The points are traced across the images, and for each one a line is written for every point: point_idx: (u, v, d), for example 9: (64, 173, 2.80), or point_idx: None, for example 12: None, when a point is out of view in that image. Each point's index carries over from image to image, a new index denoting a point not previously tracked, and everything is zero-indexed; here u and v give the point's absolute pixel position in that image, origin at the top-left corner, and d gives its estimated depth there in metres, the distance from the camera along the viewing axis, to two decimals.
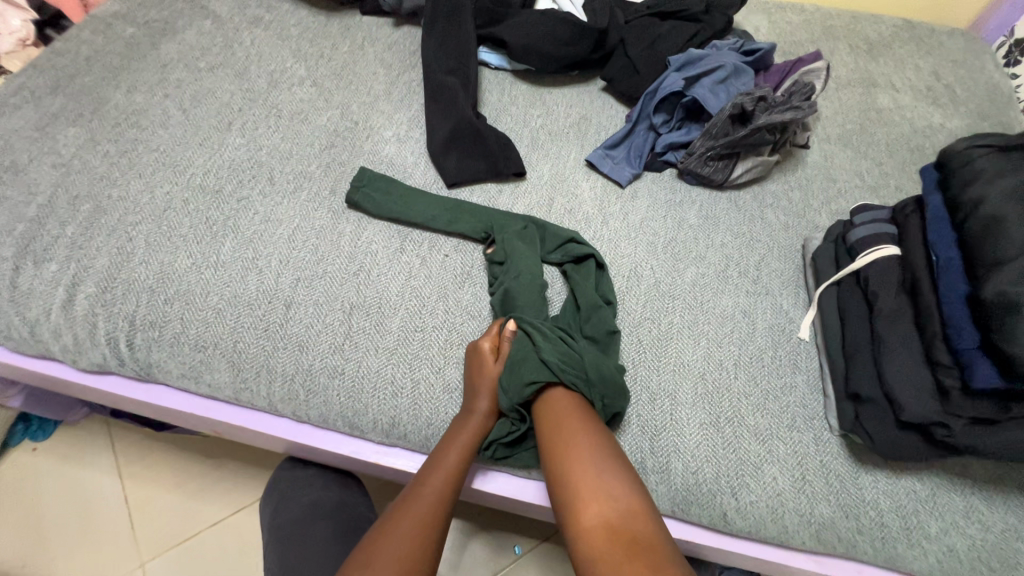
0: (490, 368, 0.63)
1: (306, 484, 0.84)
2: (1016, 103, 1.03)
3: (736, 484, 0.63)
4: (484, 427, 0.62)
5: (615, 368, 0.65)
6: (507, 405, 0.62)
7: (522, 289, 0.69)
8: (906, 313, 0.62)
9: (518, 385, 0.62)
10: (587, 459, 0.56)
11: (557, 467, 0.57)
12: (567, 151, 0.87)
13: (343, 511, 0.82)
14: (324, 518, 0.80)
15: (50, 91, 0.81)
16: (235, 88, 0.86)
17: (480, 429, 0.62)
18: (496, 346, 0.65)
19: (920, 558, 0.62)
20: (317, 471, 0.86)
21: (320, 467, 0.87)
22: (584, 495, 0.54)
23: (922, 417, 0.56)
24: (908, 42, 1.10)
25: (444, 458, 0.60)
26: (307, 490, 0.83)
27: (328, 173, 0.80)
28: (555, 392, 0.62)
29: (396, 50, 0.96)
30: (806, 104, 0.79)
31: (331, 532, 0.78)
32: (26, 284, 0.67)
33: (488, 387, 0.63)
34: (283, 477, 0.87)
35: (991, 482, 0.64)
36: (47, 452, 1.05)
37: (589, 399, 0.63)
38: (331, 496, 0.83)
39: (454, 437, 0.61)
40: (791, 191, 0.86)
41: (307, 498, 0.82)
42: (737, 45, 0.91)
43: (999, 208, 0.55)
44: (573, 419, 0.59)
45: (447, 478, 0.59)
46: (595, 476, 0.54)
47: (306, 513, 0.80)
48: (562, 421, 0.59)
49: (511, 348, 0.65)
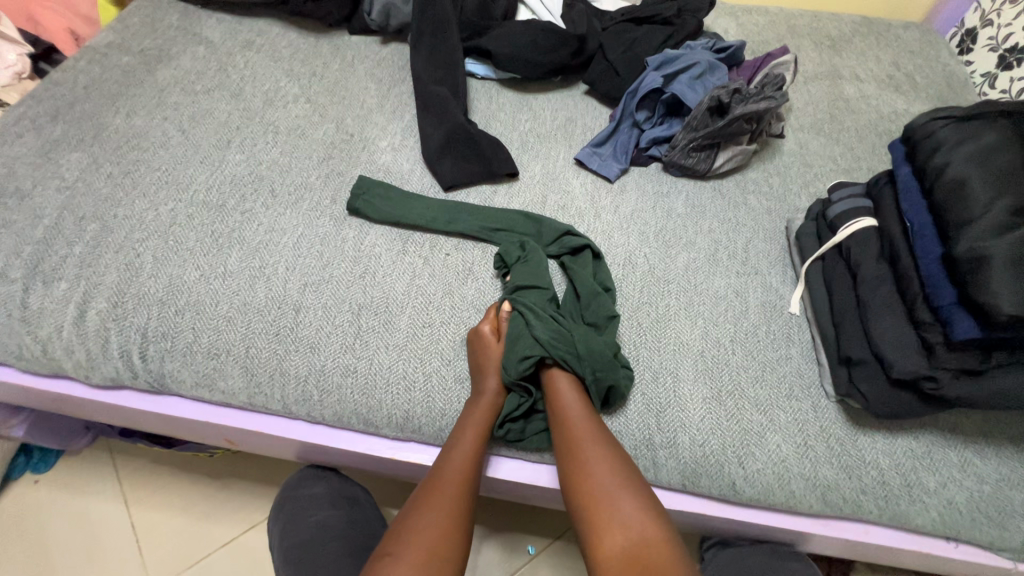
0: (494, 347, 0.66)
1: (314, 503, 0.84)
2: (972, 87, 1.09)
3: (742, 453, 0.65)
4: (496, 406, 0.65)
5: (607, 346, 0.67)
6: (506, 381, 0.65)
7: (522, 276, 0.72)
8: (887, 278, 0.65)
9: (513, 360, 0.65)
10: (600, 459, 0.60)
11: (571, 466, 0.61)
12: (556, 152, 0.90)
13: (354, 531, 0.81)
14: (336, 539, 0.79)
15: (50, 119, 0.83)
16: (232, 108, 0.89)
17: (491, 410, 0.64)
18: (495, 328, 0.69)
19: (922, 513, 0.64)
20: (324, 488, 0.86)
21: (326, 484, 0.86)
22: (599, 496, 0.58)
23: (911, 372, 0.59)
24: (867, 36, 1.17)
25: (462, 442, 0.62)
26: (316, 510, 0.83)
27: (328, 183, 0.82)
28: (563, 386, 0.66)
29: (385, 66, 0.99)
30: (778, 93, 0.85)
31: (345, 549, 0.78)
32: (37, 303, 0.68)
33: (495, 366, 0.65)
34: (288, 496, 0.86)
35: (982, 436, 0.67)
36: (50, 482, 1.03)
37: (580, 373, 0.66)
38: (340, 515, 0.83)
39: (469, 421, 0.63)
40: (770, 177, 0.90)
41: (315, 518, 0.82)
42: (709, 44, 0.96)
43: (962, 172, 0.60)
44: (576, 409, 0.64)
45: (466, 464, 0.61)
46: (609, 478, 0.59)
47: (317, 534, 0.80)
48: (572, 416, 0.63)
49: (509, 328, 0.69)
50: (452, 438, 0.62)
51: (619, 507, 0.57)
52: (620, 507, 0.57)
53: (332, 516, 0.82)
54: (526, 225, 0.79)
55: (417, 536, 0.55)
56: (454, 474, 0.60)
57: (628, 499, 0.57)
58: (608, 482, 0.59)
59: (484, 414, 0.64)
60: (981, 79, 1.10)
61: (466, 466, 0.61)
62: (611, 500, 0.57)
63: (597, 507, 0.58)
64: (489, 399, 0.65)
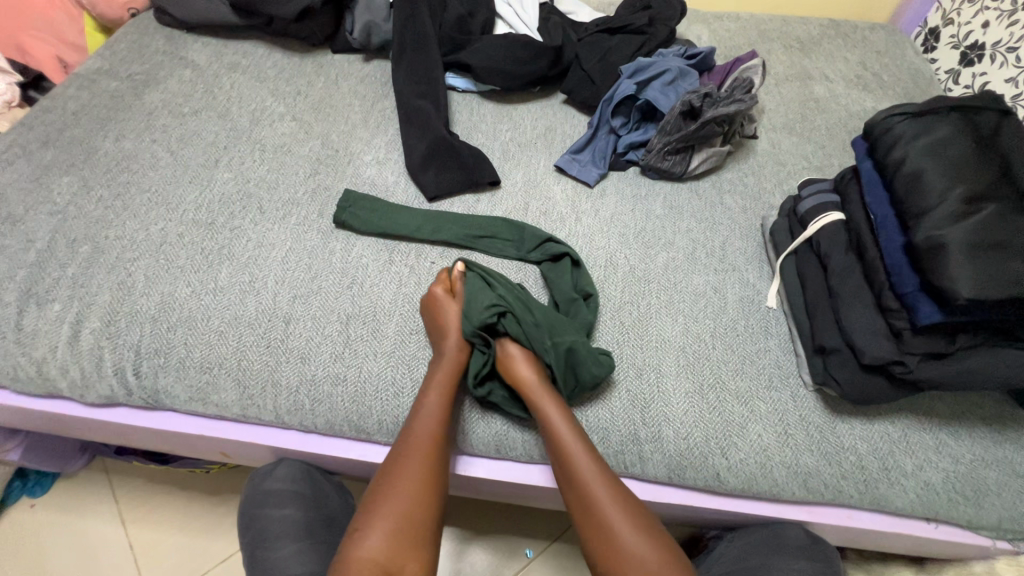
0: (451, 304, 0.70)
1: (285, 530, 0.72)
2: (937, 83, 1.13)
3: (725, 444, 0.67)
4: (460, 359, 0.68)
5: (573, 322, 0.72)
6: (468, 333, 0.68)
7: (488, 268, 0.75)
8: (855, 268, 0.68)
9: (475, 314, 0.69)
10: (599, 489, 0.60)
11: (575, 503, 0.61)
12: (537, 159, 0.93)
13: (330, 537, 0.74)
14: (307, 544, 0.71)
15: (41, 146, 0.85)
16: (219, 129, 0.91)
17: (457, 363, 0.68)
18: (451, 287, 0.73)
19: (901, 495, 0.66)
20: (297, 511, 0.74)
21: (299, 506, 0.74)
22: (601, 527, 0.59)
23: (881, 358, 0.61)
24: (835, 38, 1.21)
25: (425, 415, 0.64)
26: (288, 538, 0.71)
27: (315, 197, 0.84)
28: (549, 406, 0.64)
29: (368, 82, 1.02)
30: (747, 96, 0.88)
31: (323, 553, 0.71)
32: (31, 325, 0.70)
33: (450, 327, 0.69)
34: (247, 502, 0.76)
35: (955, 417, 0.70)
36: (46, 506, 1.04)
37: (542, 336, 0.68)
38: (318, 545, 0.72)
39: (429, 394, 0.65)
40: (745, 176, 0.93)
41: (282, 526, 0.72)
42: (680, 51, 1.00)
43: (918, 165, 0.63)
44: (572, 448, 0.62)
45: (429, 439, 0.62)
46: (610, 510, 0.60)
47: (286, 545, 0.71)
48: (569, 456, 0.62)
49: (463, 286, 0.73)
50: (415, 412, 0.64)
51: (624, 543, 0.58)
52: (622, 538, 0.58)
53: (306, 548, 0.71)
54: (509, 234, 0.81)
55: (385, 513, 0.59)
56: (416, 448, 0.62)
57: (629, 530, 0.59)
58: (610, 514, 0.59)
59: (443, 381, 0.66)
60: (945, 75, 1.14)
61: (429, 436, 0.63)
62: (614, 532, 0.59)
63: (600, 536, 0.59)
64: (449, 359, 0.67)
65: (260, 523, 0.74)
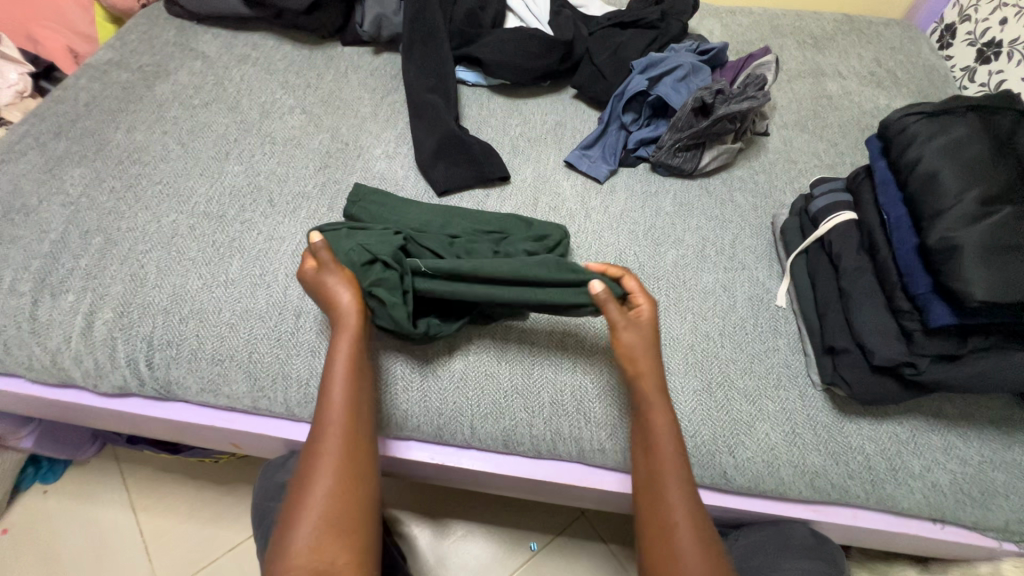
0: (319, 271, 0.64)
1: None
2: (952, 80, 1.12)
3: (732, 442, 0.67)
4: (353, 322, 0.62)
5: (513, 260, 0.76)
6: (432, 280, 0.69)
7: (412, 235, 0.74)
8: (867, 268, 0.68)
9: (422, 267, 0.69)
10: (677, 510, 0.56)
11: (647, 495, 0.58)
12: (547, 155, 0.93)
13: None
14: None
15: (53, 136, 0.86)
16: (229, 121, 0.92)
17: (350, 326, 0.62)
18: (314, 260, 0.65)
19: (908, 496, 0.66)
20: None
21: None
22: (668, 552, 0.54)
23: (892, 359, 0.61)
24: (849, 34, 1.20)
25: (337, 381, 0.59)
26: None
27: (325, 191, 0.85)
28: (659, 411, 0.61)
29: (378, 75, 1.02)
30: (760, 93, 0.87)
31: None
32: (46, 316, 0.71)
33: (337, 287, 0.63)
34: (259, 495, 0.77)
35: (965, 419, 0.69)
36: (58, 492, 1.05)
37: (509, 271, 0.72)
38: None
39: (338, 357, 0.60)
40: (756, 174, 0.92)
41: None
42: (693, 47, 0.99)
43: (933, 165, 0.62)
44: (665, 439, 0.59)
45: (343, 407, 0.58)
46: (682, 533, 0.54)
47: None
48: (660, 443, 0.59)
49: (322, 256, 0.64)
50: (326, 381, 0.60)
51: (681, 551, 0.54)
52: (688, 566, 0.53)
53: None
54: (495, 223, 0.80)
55: (316, 494, 0.54)
56: (335, 421, 0.57)
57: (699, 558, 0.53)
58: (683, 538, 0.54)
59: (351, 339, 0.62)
60: (960, 73, 1.12)
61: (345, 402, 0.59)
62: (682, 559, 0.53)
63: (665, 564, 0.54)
64: (349, 315, 0.62)
65: (269, 517, 0.74)
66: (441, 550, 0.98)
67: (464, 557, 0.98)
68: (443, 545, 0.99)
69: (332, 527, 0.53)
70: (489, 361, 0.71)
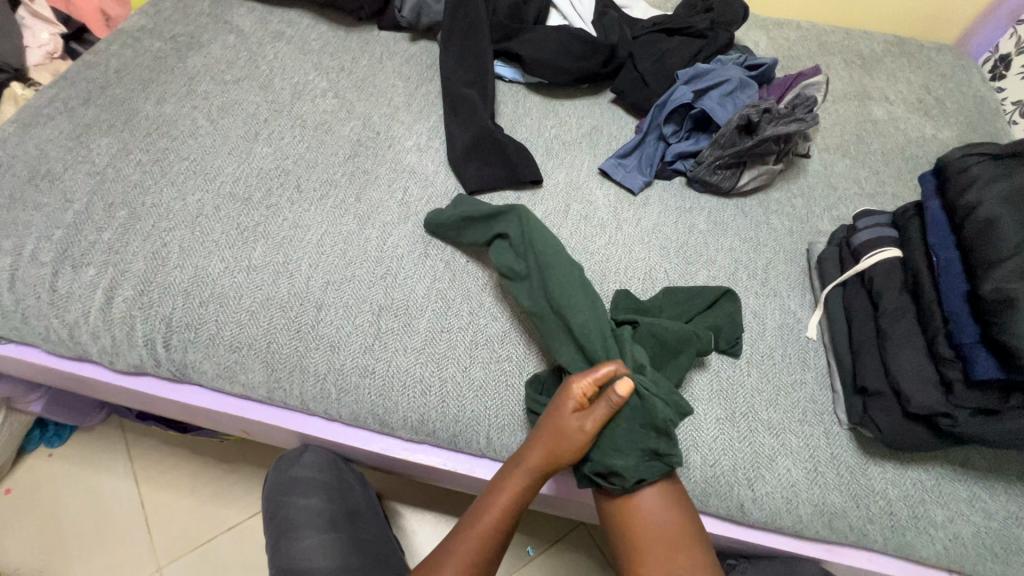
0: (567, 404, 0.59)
1: (310, 520, 0.73)
2: (1003, 114, 1.08)
3: (753, 476, 0.66)
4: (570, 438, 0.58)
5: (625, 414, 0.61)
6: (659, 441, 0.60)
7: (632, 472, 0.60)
8: (909, 311, 0.66)
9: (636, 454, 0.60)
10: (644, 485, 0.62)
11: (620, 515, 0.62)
12: (581, 160, 0.90)
13: (352, 529, 0.76)
14: (329, 533, 0.73)
15: (83, 103, 0.84)
16: (260, 100, 0.90)
17: (566, 436, 0.58)
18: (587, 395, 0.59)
19: (928, 545, 0.65)
20: (322, 502, 0.74)
21: (324, 497, 0.74)
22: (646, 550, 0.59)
23: (929, 408, 0.59)
24: (899, 57, 1.16)
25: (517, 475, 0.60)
26: (313, 529, 0.73)
27: (353, 181, 0.83)
28: (567, 416, 0.59)
29: (414, 64, 0.99)
30: (809, 116, 0.83)
31: (342, 545, 0.73)
32: (65, 287, 0.70)
33: (591, 423, 0.58)
34: (271, 480, 0.77)
35: (992, 471, 0.67)
36: (64, 458, 1.05)
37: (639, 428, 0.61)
38: (339, 539, 0.73)
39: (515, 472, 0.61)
40: (794, 197, 0.90)
41: (306, 510, 0.74)
42: (741, 60, 0.96)
43: (993, 212, 0.60)
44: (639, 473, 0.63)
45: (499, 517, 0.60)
46: (652, 513, 0.60)
47: (310, 530, 0.72)
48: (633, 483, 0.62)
49: (602, 407, 0.58)
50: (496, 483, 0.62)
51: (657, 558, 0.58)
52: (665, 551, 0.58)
53: (332, 542, 0.73)
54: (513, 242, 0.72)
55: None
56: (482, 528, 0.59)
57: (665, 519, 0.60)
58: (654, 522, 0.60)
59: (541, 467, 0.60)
60: (1011, 107, 1.09)
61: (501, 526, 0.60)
62: (645, 535, 0.59)
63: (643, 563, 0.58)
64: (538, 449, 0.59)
65: (284, 509, 0.74)
66: None
67: None
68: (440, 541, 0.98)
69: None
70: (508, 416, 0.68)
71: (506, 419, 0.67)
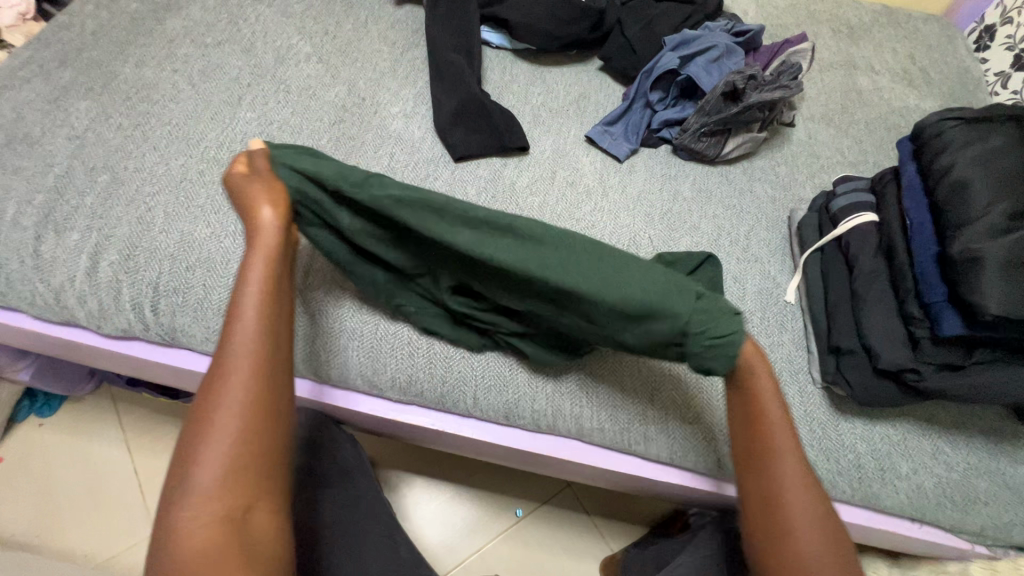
0: (241, 182, 0.59)
1: (303, 477, 0.75)
2: (985, 85, 1.09)
3: (729, 432, 0.68)
4: (281, 208, 0.58)
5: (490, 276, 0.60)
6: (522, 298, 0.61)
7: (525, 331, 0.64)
8: (882, 273, 0.68)
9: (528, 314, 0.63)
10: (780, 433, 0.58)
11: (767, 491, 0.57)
12: (568, 128, 0.90)
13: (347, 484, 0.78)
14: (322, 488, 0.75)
15: (58, 65, 0.82)
16: (242, 64, 0.88)
17: (280, 210, 0.58)
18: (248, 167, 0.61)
19: (892, 495, 0.68)
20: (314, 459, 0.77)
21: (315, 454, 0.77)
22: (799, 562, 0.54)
23: (897, 364, 0.62)
24: (886, 27, 1.16)
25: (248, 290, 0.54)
26: (305, 485, 0.75)
27: (338, 147, 0.82)
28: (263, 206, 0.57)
29: (399, 28, 0.98)
30: (793, 83, 0.84)
31: (335, 501, 0.75)
32: (49, 252, 0.69)
33: (256, 179, 0.59)
34: None
35: (955, 426, 0.71)
36: (54, 426, 1.06)
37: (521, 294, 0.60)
38: (334, 494, 0.75)
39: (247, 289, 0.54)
40: (777, 165, 0.91)
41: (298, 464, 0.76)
42: (728, 27, 0.96)
43: (964, 174, 0.62)
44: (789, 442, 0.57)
45: (252, 344, 0.52)
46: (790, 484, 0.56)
47: (304, 485, 0.75)
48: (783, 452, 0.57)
49: (260, 166, 0.61)
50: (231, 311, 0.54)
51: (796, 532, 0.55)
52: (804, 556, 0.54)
53: (320, 494, 0.74)
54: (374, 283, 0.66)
55: (185, 496, 0.47)
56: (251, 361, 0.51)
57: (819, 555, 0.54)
58: (795, 497, 0.55)
59: (266, 269, 0.56)
60: (994, 78, 1.10)
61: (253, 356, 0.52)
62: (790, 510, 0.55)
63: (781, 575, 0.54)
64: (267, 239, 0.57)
65: None
66: (433, 510, 1.02)
67: (450, 515, 1.02)
68: (431, 504, 1.03)
69: (220, 533, 0.47)
70: (495, 376, 0.69)
71: (490, 379, 0.69)
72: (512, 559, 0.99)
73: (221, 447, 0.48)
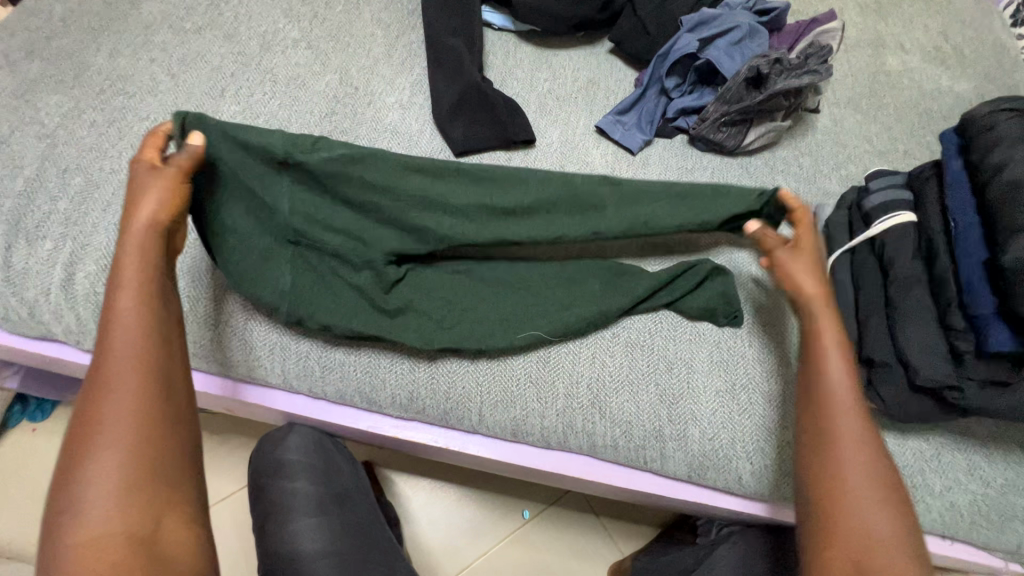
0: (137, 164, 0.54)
1: (299, 503, 0.73)
2: (1023, 64, 1.02)
3: (751, 449, 0.64)
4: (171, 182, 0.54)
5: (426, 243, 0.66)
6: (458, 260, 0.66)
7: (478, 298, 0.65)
8: (920, 278, 0.63)
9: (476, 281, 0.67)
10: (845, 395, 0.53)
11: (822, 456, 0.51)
12: (577, 117, 0.84)
13: (344, 508, 0.75)
14: (316, 515, 0.73)
15: (26, 56, 0.76)
16: (225, 51, 0.82)
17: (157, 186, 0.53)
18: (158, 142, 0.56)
19: (924, 513, 0.64)
20: (311, 484, 0.74)
21: (313, 479, 0.74)
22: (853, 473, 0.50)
23: (937, 380, 0.57)
24: (917, 1, 1.08)
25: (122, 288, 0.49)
26: (302, 512, 0.73)
27: (330, 142, 0.77)
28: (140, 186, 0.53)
29: (394, 9, 0.91)
30: (822, 67, 0.77)
31: (329, 531, 0.72)
32: (21, 263, 0.64)
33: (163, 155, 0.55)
34: (259, 460, 0.76)
35: (992, 439, 0.66)
36: (47, 432, 1.02)
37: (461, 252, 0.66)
38: (329, 522, 0.73)
39: (121, 277, 0.50)
40: (801, 156, 0.85)
41: (293, 488, 0.73)
42: (750, 5, 0.88)
43: (1020, 172, 0.56)
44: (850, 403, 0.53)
45: (124, 345, 0.48)
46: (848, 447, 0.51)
47: (299, 512, 0.73)
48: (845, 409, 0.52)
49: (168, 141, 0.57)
50: (104, 315, 0.49)
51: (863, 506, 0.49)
52: (852, 465, 0.50)
53: (321, 523, 0.73)
54: (301, 290, 0.63)
55: (69, 526, 0.42)
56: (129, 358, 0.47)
57: (876, 523, 0.48)
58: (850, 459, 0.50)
59: (142, 261, 0.51)
60: None
61: (130, 358, 0.47)
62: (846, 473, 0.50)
63: (836, 496, 0.49)
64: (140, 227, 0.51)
65: (273, 492, 0.74)
66: (437, 514, 0.99)
67: (455, 519, 0.99)
68: (437, 506, 1.00)
69: (127, 555, 0.42)
70: (499, 391, 0.65)
71: (495, 394, 0.65)
72: (521, 564, 0.96)
73: (107, 458, 0.44)
